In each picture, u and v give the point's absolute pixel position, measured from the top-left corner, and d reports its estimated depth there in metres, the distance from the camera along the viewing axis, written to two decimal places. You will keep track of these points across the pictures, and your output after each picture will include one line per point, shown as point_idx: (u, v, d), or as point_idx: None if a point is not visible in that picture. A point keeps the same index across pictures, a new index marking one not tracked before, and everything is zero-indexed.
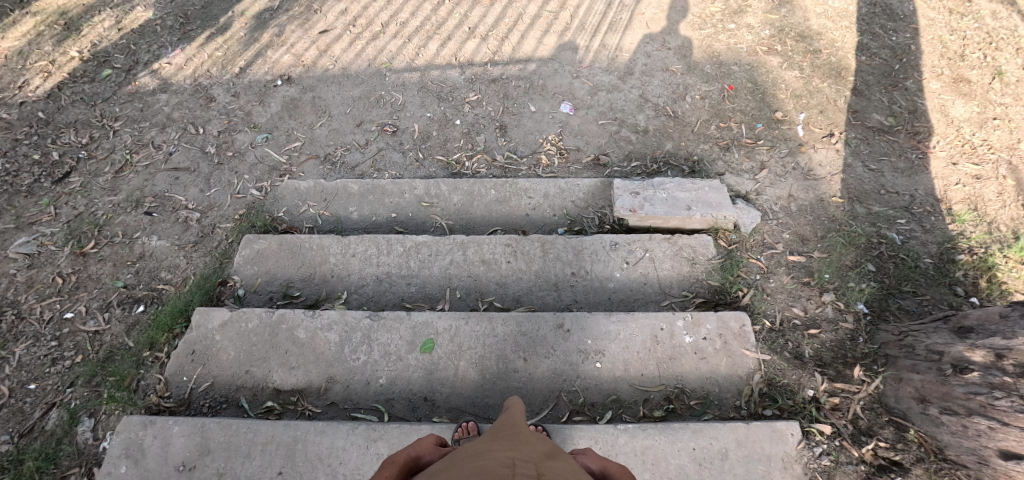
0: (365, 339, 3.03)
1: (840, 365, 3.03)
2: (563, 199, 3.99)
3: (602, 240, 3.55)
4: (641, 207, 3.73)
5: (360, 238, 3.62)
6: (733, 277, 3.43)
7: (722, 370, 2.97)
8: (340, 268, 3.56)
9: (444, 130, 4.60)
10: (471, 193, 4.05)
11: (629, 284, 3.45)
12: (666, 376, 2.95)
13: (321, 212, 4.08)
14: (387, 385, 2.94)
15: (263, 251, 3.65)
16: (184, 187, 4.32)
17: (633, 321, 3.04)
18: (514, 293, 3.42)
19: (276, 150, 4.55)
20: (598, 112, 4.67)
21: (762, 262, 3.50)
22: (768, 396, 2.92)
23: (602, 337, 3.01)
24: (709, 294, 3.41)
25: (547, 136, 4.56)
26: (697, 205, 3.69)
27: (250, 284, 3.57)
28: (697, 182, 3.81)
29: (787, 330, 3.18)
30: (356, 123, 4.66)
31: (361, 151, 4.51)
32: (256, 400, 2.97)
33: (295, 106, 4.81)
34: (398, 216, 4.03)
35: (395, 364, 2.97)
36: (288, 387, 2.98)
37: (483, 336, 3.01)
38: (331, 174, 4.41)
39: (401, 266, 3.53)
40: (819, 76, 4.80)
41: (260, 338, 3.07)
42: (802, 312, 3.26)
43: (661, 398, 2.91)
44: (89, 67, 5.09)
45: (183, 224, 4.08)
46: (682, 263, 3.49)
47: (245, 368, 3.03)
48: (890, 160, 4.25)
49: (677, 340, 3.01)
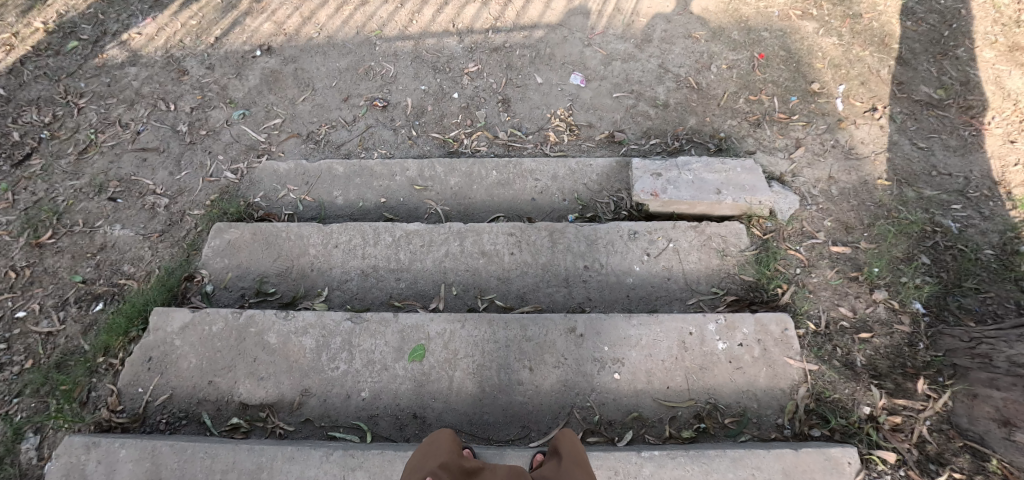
0: (345, 345, 2.57)
1: (899, 376, 2.60)
2: (573, 181, 3.54)
3: (619, 229, 3.10)
4: (664, 191, 3.27)
5: (344, 227, 3.17)
6: (770, 271, 3.00)
7: (762, 382, 2.51)
8: (320, 260, 3.12)
9: (440, 105, 4.13)
10: (470, 175, 3.60)
11: (650, 279, 3.00)
12: (696, 389, 2.49)
13: (302, 197, 3.63)
14: (370, 400, 2.49)
15: (236, 242, 3.21)
16: (153, 170, 3.92)
17: (657, 324, 2.58)
18: (518, 289, 2.98)
19: (254, 127, 4.10)
20: (613, 84, 4.19)
21: (801, 254, 3.10)
22: (816, 414, 2.48)
23: (621, 343, 2.55)
24: (743, 291, 2.98)
25: (555, 110, 4.07)
26: (727, 189, 3.23)
27: (220, 279, 3.14)
28: (728, 162, 3.34)
29: (835, 335, 2.77)
30: (343, 97, 4.20)
31: (348, 129, 4.05)
32: (220, 416, 2.53)
33: (276, 79, 4.36)
34: (387, 201, 3.58)
35: (380, 375, 2.52)
36: (256, 401, 2.53)
37: (482, 342, 2.56)
38: (314, 154, 3.96)
39: (389, 259, 3.09)
40: (859, 43, 4.29)
41: (226, 344, 2.64)
42: (850, 313, 2.86)
43: (691, 416, 2.47)
44: (54, 39, 4.65)
45: (150, 212, 3.66)
46: (711, 255, 3.05)
47: (209, 378, 2.59)
48: (940, 137, 3.77)
49: (709, 347, 2.55)
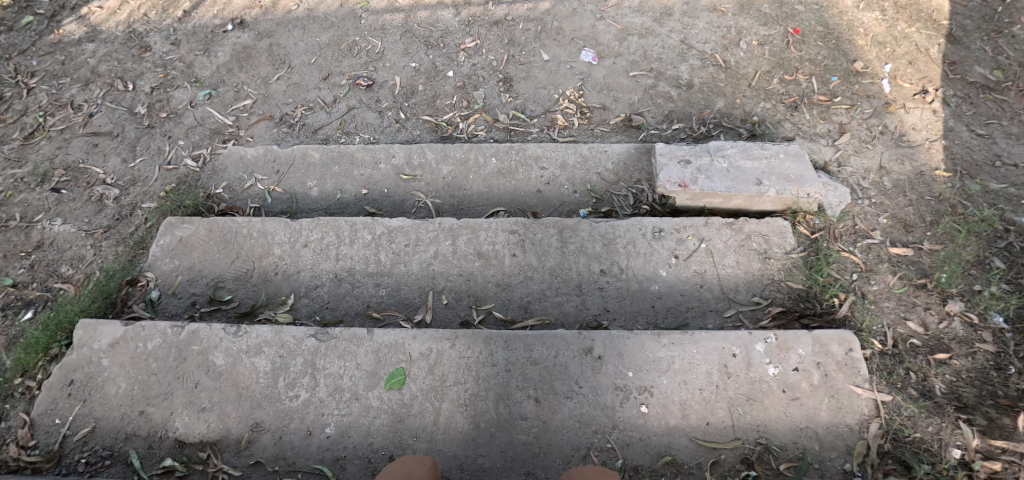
0: (308, 369, 2.09)
1: (989, 408, 2.12)
2: (585, 171, 3.05)
3: (642, 226, 2.61)
4: (694, 182, 2.77)
5: (315, 222, 2.68)
6: (823, 278, 2.50)
7: (824, 417, 2.02)
8: (286, 262, 2.62)
9: (432, 84, 3.62)
10: (465, 162, 3.11)
11: (680, 287, 2.51)
12: (743, 427, 2.01)
13: (271, 188, 3.13)
14: (336, 438, 2.01)
15: (188, 240, 2.72)
16: (104, 156, 3.43)
17: (692, 345, 2.11)
18: (522, 298, 2.49)
19: (221, 109, 3.61)
20: (629, 61, 3.69)
21: (856, 257, 2.61)
22: (893, 458, 1.98)
23: (649, 368, 2.08)
24: (791, 302, 2.47)
25: (563, 91, 3.57)
26: (769, 178, 2.73)
27: (168, 283, 2.63)
28: (768, 148, 2.84)
29: (906, 356, 2.28)
30: (322, 76, 3.70)
31: (327, 111, 3.56)
32: (151, 456, 2.04)
33: (249, 56, 3.87)
34: (369, 193, 3.08)
35: (349, 407, 2.04)
36: (196, 438, 2.04)
37: (477, 366, 2.10)
38: (286, 139, 3.47)
39: (368, 261, 2.59)
40: (905, 19, 3.78)
41: (162, 365, 2.14)
42: (921, 329, 2.38)
43: (738, 460, 1.97)
44: (8, 14, 4.17)
45: (97, 204, 3.16)
46: (752, 258, 2.56)
47: (140, 408, 2.11)
48: (1000, 123, 3.27)
49: (757, 373, 2.07)
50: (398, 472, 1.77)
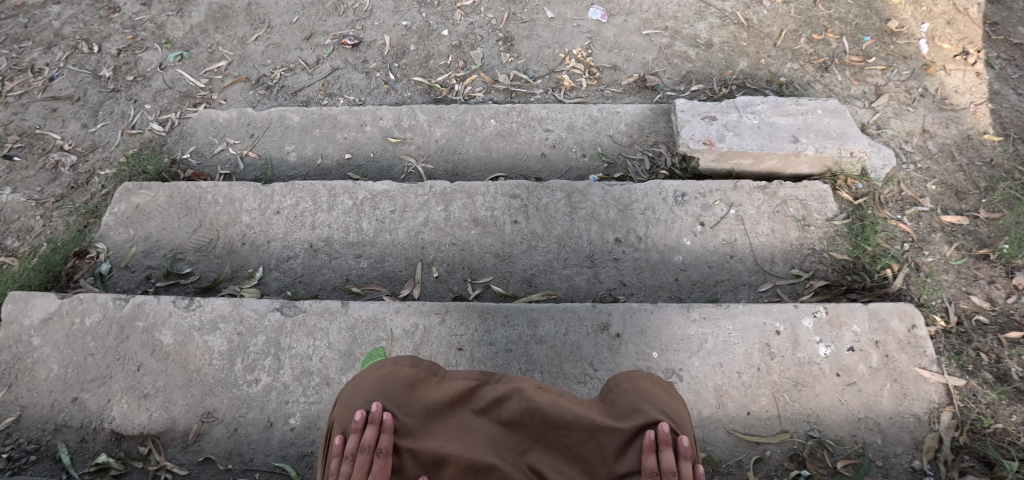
0: (271, 348, 1.83)
1: None
2: (595, 132, 2.71)
3: (661, 190, 2.29)
4: (721, 139, 2.45)
5: (289, 187, 2.35)
6: (873, 247, 2.16)
7: (886, 405, 1.78)
8: (255, 232, 2.29)
9: (425, 43, 3.28)
10: (461, 125, 2.77)
11: (706, 257, 2.18)
12: (792, 417, 1.76)
13: (245, 153, 2.81)
14: (301, 430, 1.74)
15: (144, 207, 2.38)
16: (63, 121, 2.99)
17: (728, 320, 1.86)
18: (524, 271, 2.16)
19: (193, 72, 3.26)
20: (643, 19, 3.24)
21: (906, 225, 2.24)
22: (970, 453, 1.73)
23: (677, 348, 1.82)
24: (835, 275, 2.15)
25: (569, 50, 3.20)
26: (807, 135, 2.41)
27: (122, 255, 2.31)
28: (804, 102, 2.52)
29: (973, 333, 1.97)
30: (305, 35, 3.36)
31: (309, 72, 3.25)
32: (83, 451, 1.77)
33: (225, 15, 3.45)
34: (352, 158, 2.76)
35: (318, 394, 1.77)
36: (135, 431, 1.78)
37: (471, 345, 1.83)
38: (264, 102, 3.17)
39: (348, 229, 2.26)
40: None
41: (103, 344, 1.86)
42: (986, 304, 2.04)
43: (785, 457, 1.73)
44: None
45: (51, 172, 2.78)
46: (788, 226, 2.22)
47: (73, 395, 1.82)
48: None
49: (806, 353, 1.82)
50: (377, 376, 1.52)
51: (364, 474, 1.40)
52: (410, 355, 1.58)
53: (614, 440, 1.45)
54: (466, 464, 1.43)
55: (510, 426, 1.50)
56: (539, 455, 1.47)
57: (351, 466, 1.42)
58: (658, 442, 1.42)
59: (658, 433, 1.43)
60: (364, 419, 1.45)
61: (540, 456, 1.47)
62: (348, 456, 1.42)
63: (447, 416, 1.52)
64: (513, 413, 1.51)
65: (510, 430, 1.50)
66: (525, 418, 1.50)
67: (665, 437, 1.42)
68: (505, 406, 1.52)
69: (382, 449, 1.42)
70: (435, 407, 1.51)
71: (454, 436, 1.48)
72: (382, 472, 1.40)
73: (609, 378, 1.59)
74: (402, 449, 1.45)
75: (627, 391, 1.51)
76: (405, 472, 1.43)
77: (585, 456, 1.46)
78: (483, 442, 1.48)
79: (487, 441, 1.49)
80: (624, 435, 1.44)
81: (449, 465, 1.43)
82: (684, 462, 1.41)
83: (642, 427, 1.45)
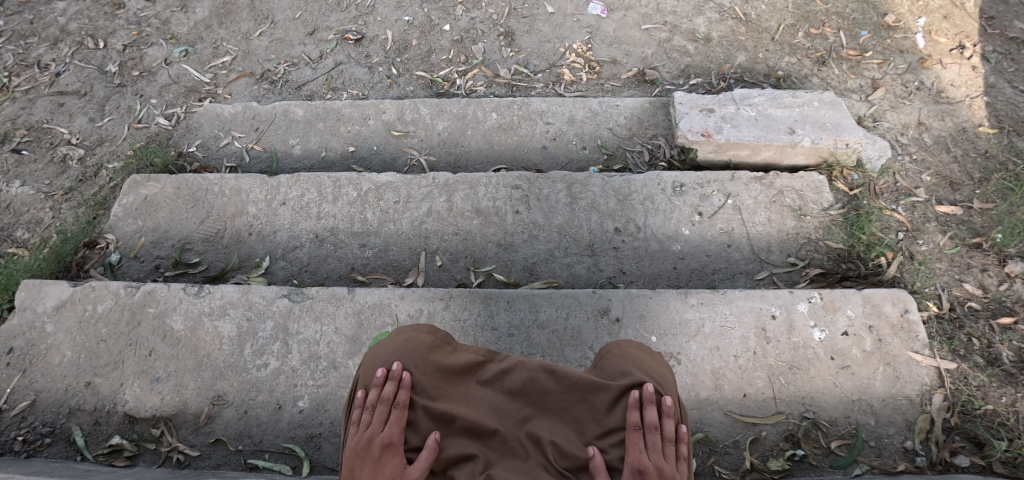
0: (279, 333, 1.88)
1: None
2: (594, 125, 2.75)
3: (660, 181, 2.33)
4: (718, 131, 2.49)
5: (294, 179, 2.39)
6: (868, 236, 2.20)
7: (879, 388, 1.83)
8: (261, 222, 2.33)
9: (427, 38, 3.31)
10: (463, 117, 2.81)
11: (702, 246, 2.23)
12: (787, 400, 1.82)
13: (249, 146, 2.86)
14: (310, 412, 1.80)
15: (152, 198, 2.43)
16: (70, 116, 3.03)
17: (725, 305, 1.91)
18: (525, 260, 2.21)
19: (198, 67, 3.29)
20: (642, 14, 3.27)
21: (901, 215, 2.28)
22: (961, 433, 1.80)
23: (675, 332, 1.87)
24: (831, 263, 2.20)
25: (569, 44, 3.23)
26: (803, 127, 2.45)
27: (130, 245, 2.36)
28: (800, 95, 2.56)
29: (965, 319, 2.01)
30: (308, 31, 3.40)
31: (313, 67, 3.29)
32: (97, 434, 1.83)
33: (228, 11, 3.48)
34: (356, 151, 2.80)
35: (325, 377, 1.82)
36: (147, 414, 1.83)
37: (475, 329, 1.89)
38: (268, 96, 3.22)
39: (353, 219, 2.31)
40: None
41: (115, 330, 1.91)
42: (979, 291, 2.08)
43: (780, 438, 1.79)
44: None
45: (59, 165, 2.82)
46: (784, 215, 2.26)
47: (86, 379, 1.87)
48: None
49: (801, 337, 1.87)
50: (396, 342, 1.60)
51: (382, 424, 1.47)
52: (429, 324, 1.64)
53: (604, 399, 1.52)
54: (471, 424, 1.49)
55: (513, 395, 1.56)
56: (540, 421, 1.52)
57: (370, 416, 1.49)
58: (643, 401, 1.50)
59: (642, 393, 1.51)
60: (384, 376, 1.53)
61: (540, 423, 1.52)
62: (368, 406, 1.50)
63: (457, 385, 1.58)
64: (516, 383, 1.57)
65: (514, 398, 1.55)
66: (528, 386, 1.56)
67: (650, 396, 1.50)
68: (509, 376, 1.58)
69: (400, 402, 1.49)
70: (446, 375, 1.57)
71: (463, 402, 1.54)
72: (397, 423, 1.47)
73: (601, 349, 1.68)
74: (417, 405, 1.51)
75: (616, 356, 1.60)
76: (417, 427, 1.49)
77: (580, 417, 1.52)
78: (488, 409, 1.54)
79: (493, 406, 1.55)
80: (612, 393, 1.52)
81: (456, 423, 1.49)
82: (668, 420, 1.49)
83: (628, 387, 1.53)
